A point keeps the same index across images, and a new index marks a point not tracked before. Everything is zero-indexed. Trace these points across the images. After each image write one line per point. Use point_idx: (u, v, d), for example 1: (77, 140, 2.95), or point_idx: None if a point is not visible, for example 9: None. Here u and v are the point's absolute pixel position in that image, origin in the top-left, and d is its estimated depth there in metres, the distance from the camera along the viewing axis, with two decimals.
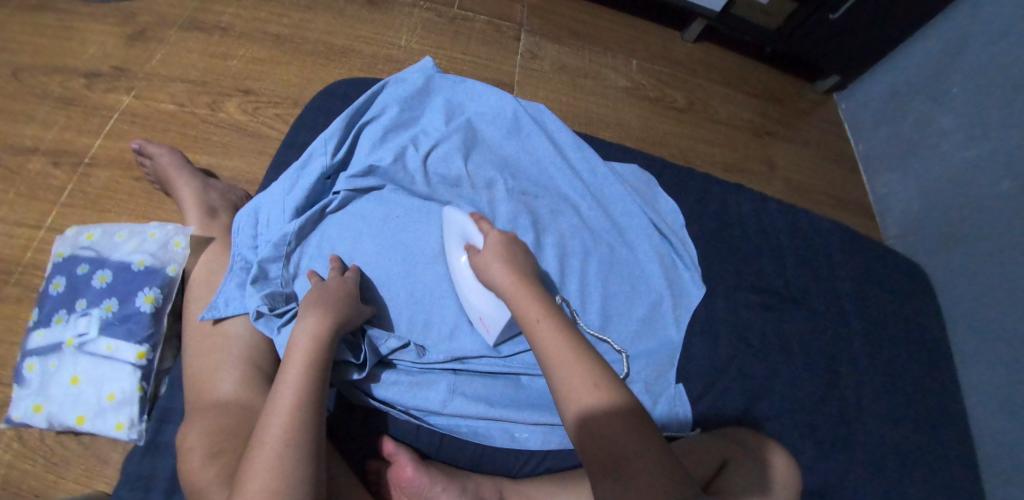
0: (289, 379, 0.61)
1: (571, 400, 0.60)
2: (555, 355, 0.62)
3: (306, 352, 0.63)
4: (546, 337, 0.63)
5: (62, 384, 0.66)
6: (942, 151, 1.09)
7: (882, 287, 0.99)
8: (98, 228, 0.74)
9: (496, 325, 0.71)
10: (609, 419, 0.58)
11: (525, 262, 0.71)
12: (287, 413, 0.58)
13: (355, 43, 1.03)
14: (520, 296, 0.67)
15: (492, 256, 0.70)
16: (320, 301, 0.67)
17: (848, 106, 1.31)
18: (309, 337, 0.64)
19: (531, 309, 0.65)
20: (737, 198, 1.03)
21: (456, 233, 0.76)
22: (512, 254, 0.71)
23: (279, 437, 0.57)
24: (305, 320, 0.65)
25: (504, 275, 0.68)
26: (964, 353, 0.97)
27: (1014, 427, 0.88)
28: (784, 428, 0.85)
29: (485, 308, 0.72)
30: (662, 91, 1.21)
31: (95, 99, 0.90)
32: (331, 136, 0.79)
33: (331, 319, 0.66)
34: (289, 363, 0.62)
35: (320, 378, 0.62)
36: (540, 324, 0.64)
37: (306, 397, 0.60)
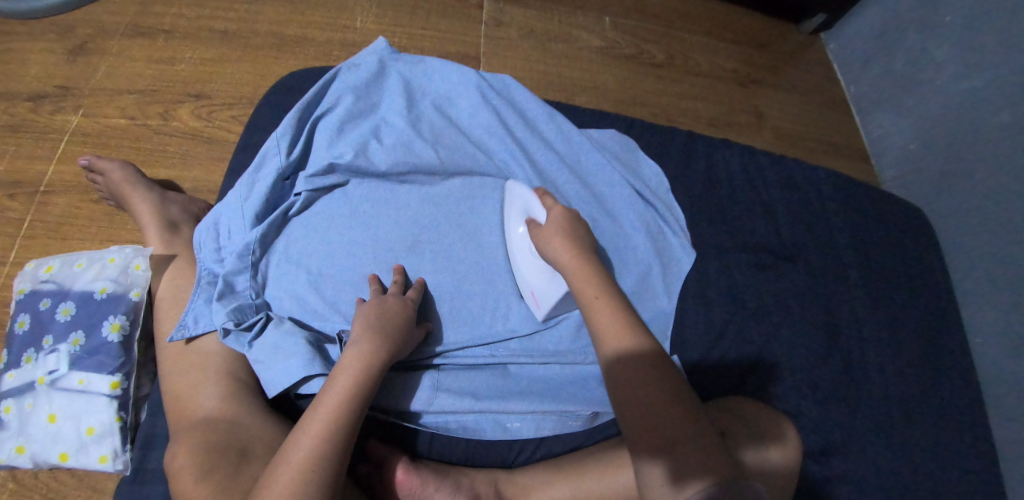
0: (329, 401, 0.59)
1: (621, 378, 0.60)
2: (610, 333, 0.62)
3: (352, 377, 0.61)
4: (605, 314, 0.63)
5: (40, 423, 0.65)
6: (938, 85, 1.04)
7: (881, 232, 0.95)
8: (57, 259, 0.72)
9: (547, 300, 0.72)
10: (654, 390, 0.58)
11: (585, 238, 0.70)
12: (316, 438, 0.57)
13: (307, 31, 0.98)
14: (580, 273, 0.66)
15: (553, 230, 0.70)
16: (375, 323, 0.65)
17: (835, 44, 1.25)
18: (359, 362, 0.62)
19: (590, 288, 0.65)
20: (724, 154, 0.99)
21: (519, 207, 0.76)
22: (572, 227, 0.70)
23: (305, 462, 0.56)
24: (357, 342, 0.63)
25: (565, 252, 0.68)
26: (968, 293, 0.94)
27: (1020, 364, 0.86)
28: (785, 389, 0.84)
29: (539, 282, 0.72)
30: (638, 47, 1.14)
31: (43, 122, 0.86)
32: (284, 134, 0.75)
33: (382, 344, 0.64)
34: (332, 385, 0.60)
35: (359, 407, 0.60)
36: (598, 302, 0.64)
37: (340, 425, 0.58)
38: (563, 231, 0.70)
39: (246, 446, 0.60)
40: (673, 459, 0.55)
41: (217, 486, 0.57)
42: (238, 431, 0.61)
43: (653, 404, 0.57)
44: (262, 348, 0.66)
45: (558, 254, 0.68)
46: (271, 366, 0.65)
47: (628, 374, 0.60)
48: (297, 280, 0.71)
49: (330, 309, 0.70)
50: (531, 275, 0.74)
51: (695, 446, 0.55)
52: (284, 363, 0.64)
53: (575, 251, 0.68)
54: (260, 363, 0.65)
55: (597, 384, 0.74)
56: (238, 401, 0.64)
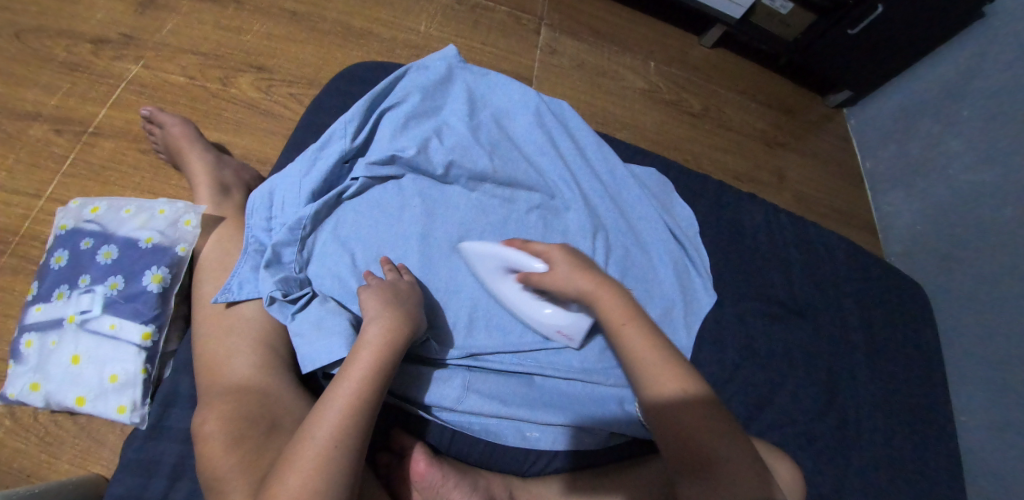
0: (353, 375, 0.59)
1: (659, 399, 0.62)
2: (644, 358, 0.64)
3: (375, 354, 0.61)
4: (635, 338, 0.65)
5: (63, 363, 0.64)
6: (949, 175, 1.10)
7: (886, 304, 1.00)
8: (103, 202, 0.72)
9: (579, 331, 0.73)
10: (690, 413, 0.61)
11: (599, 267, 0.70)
12: (342, 412, 0.57)
13: (373, 25, 1.00)
14: (606, 299, 0.67)
15: (563, 268, 0.69)
16: (392, 303, 0.65)
17: (857, 122, 1.32)
18: (382, 339, 0.62)
19: (616, 314, 0.66)
20: (751, 206, 1.03)
21: (497, 263, 0.74)
22: (584, 263, 0.70)
23: (330, 436, 0.55)
24: (377, 320, 0.63)
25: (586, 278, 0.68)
26: (958, 374, 0.99)
27: (1001, 447, 0.90)
28: (784, 438, 0.87)
29: (563, 319, 0.73)
30: (678, 95, 1.20)
31: (102, 67, 0.86)
32: (352, 119, 0.76)
33: (403, 324, 0.64)
34: (355, 361, 0.60)
35: (382, 384, 0.60)
36: (626, 329, 0.65)
37: (366, 400, 0.58)
38: (577, 266, 0.69)
39: (277, 420, 0.60)
40: (706, 478, 0.57)
41: (245, 455, 0.57)
42: (270, 402, 0.61)
43: (689, 424, 0.60)
44: (304, 321, 0.66)
45: (581, 284, 0.68)
46: (311, 341, 0.64)
47: (665, 396, 0.62)
48: (341, 261, 0.72)
49: None
50: (539, 316, 0.73)
51: (733, 463, 0.58)
52: (325, 340, 0.64)
53: (598, 280, 0.68)
54: (299, 336, 0.65)
55: (616, 405, 0.74)
56: (272, 372, 0.63)
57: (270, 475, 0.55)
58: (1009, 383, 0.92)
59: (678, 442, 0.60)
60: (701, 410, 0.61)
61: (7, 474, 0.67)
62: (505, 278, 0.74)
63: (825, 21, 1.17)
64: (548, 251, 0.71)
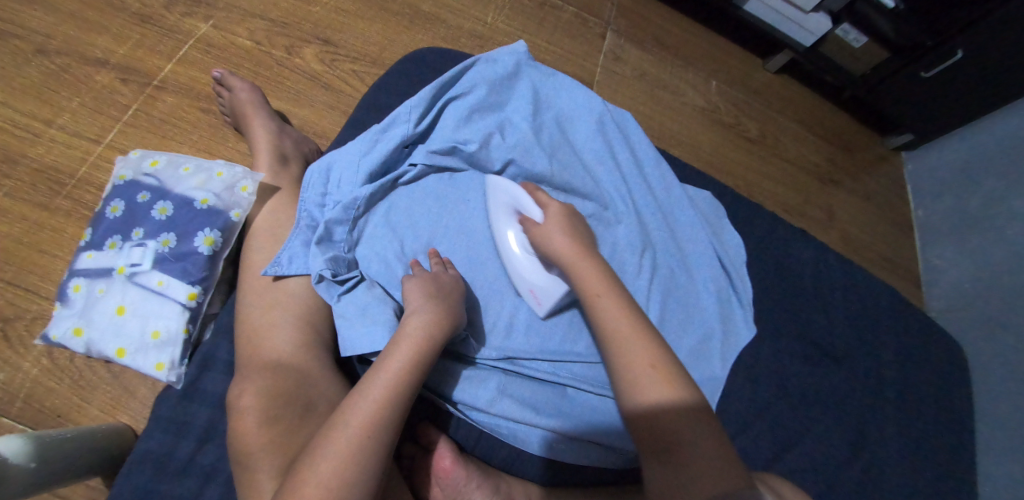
0: (391, 367, 0.59)
1: (632, 385, 0.61)
2: (617, 332, 0.64)
3: (415, 347, 0.60)
4: (608, 311, 0.64)
5: (108, 312, 0.64)
6: (1006, 235, 1.05)
7: (926, 360, 0.97)
8: (164, 156, 0.72)
9: (550, 298, 0.71)
10: (666, 405, 0.60)
11: (586, 236, 0.71)
12: (377, 403, 0.56)
13: (442, 11, 0.99)
14: (585, 268, 0.68)
15: (552, 228, 0.70)
16: (436, 297, 0.65)
17: (914, 167, 1.29)
18: (424, 333, 0.61)
19: (593, 284, 0.66)
20: (800, 241, 1.00)
21: (506, 203, 0.75)
22: (573, 226, 0.71)
23: (363, 425, 0.55)
24: (420, 312, 0.63)
25: (566, 246, 0.69)
26: (988, 439, 0.97)
27: None
28: (805, 481, 0.85)
29: (540, 279, 0.72)
30: (736, 117, 1.17)
31: (172, 21, 0.85)
32: (418, 104, 0.76)
33: (445, 320, 0.63)
34: (395, 351, 0.60)
35: (419, 377, 0.60)
36: (599, 299, 0.66)
37: (401, 393, 0.58)
38: (566, 227, 0.70)
39: (312, 402, 0.60)
40: (677, 467, 0.58)
41: (280, 435, 0.57)
42: (308, 384, 0.61)
43: (664, 410, 0.60)
44: (349, 304, 0.66)
45: (562, 248, 0.69)
46: (355, 327, 0.64)
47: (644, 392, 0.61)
48: (389, 246, 0.71)
49: None
50: (520, 271, 0.73)
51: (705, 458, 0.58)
52: (369, 329, 0.64)
53: (577, 249, 0.68)
54: (343, 318, 0.65)
55: None
56: (312, 351, 0.63)
57: (301, 457, 0.55)
58: None
59: (647, 431, 0.60)
60: (681, 410, 0.60)
61: (39, 413, 0.68)
62: (505, 224, 0.74)
63: (898, 59, 1.14)
64: (547, 205, 0.73)
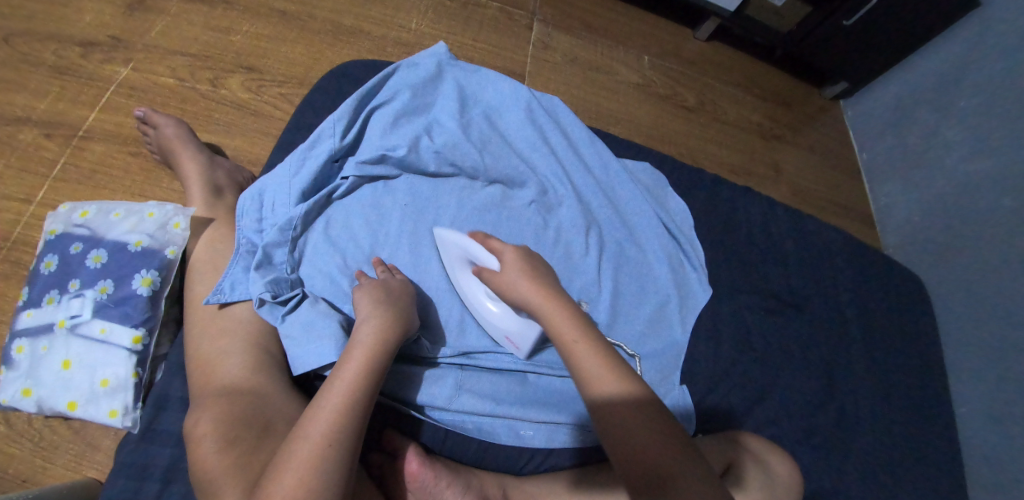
0: (346, 375, 0.59)
1: (607, 417, 0.58)
2: (591, 372, 0.59)
3: (367, 353, 0.61)
4: (584, 354, 0.60)
5: (53, 367, 0.63)
6: (947, 165, 1.10)
7: (883, 297, 1.00)
8: (93, 205, 0.71)
9: (525, 342, 0.70)
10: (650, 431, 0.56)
11: (549, 276, 0.66)
12: (336, 411, 0.56)
13: (365, 23, 1.00)
14: (554, 315, 0.63)
15: (514, 275, 0.65)
16: (384, 302, 0.65)
17: (852, 114, 1.32)
18: (374, 338, 0.62)
19: (566, 330, 0.61)
20: (746, 200, 1.03)
21: (459, 254, 0.72)
22: (535, 269, 0.66)
23: (323, 437, 0.55)
24: (368, 321, 0.63)
25: (534, 292, 0.64)
26: (956, 363, 1.00)
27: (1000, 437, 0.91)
28: (782, 431, 0.87)
29: (511, 327, 0.70)
30: (672, 89, 1.19)
31: (91, 69, 0.85)
32: (340, 118, 0.76)
33: (395, 323, 0.64)
34: (347, 362, 0.60)
35: (375, 384, 0.60)
36: (579, 346, 0.60)
37: (358, 399, 0.58)
38: (524, 271, 0.66)
39: (269, 422, 0.60)
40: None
41: (239, 457, 0.57)
42: (263, 404, 0.61)
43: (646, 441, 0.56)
44: (294, 323, 0.66)
45: (529, 296, 0.64)
46: (301, 345, 0.65)
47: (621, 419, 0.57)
48: (332, 261, 0.73)
49: None
50: (493, 319, 0.71)
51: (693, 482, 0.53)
52: (316, 344, 0.65)
53: (544, 294, 0.64)
54: (290, 339, 0.65)
55: None
56: (265, 373, 0.64)
57: (265, 478, 0.54)
58: (1008, 372, 0.92)
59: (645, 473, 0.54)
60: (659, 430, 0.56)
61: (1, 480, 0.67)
62: (468, 275, 0.72)
63: (819, 13, 1.17)
64: (505, 252, 0.68)
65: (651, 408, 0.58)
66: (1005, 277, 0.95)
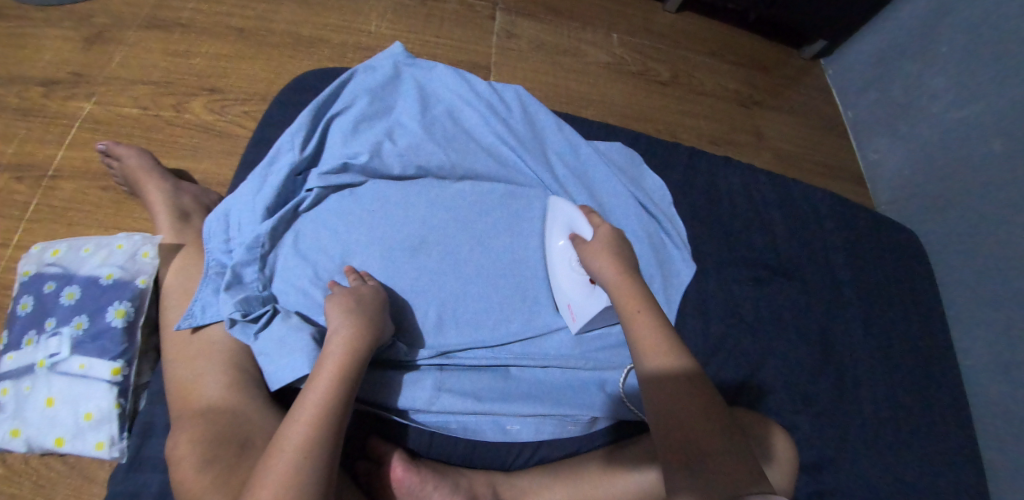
0: (318, 387, 0.59)
1: (655, 387, 0.59)
2: (650, 343, 0.61)
3: (339, 363, 0.61)
4: (640, 325, 0.63)
5: (39, 406, 0.64)
6: (933, 114, 1.09)
7: (874, 255, 0.99)
8: (64, 243, 0.72)
9: (583, 315, 0.73)
10: (687, 401, 0.58)
11: (630, 254, 0.70)
12: (309, 423, 0.57)
13: (324, 32, 0.99)
14: (623, 287, 0.66)
15: (600, 246, 0.70)
16: (353, 311, 0.65)
17: (835, 72, 1.31)
18: (346, 348, 0.62)
19: (631, 299, 0.64)
20: (725, 168, 1.01)
21: (563, 222, 0.77)
22: (619, 245, 0.70)
23: (298, 447, 0.55)
24: (339, 331, 0.63)
25: (611, 267, 0.68)
26: (959, 315, 0.98)
27: (1010, 385, 0.90)
28: (783, 401, 0.86)
29: (578, 298, 0.74)
30: (645, 64, 1.17)
31: (54, 108, 0.85)
32: (298, 130, 0.76)
33: (365, 331, 0.64)
34: (320, 373, 0.60)
35: (348, 392, 0.60)
36: (639, 316, 0.63)
37: (332, 409, 0.58)
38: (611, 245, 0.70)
39: (249, 437, 0.61)
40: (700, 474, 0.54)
41: (217, 475, 0.58)
42: (241, 422, 0.62)
43: (688, 415, 0.57)
44: (267, 340, 0.66)
45: (605, 268, 0.68)
46: (275, 360, 0.65)
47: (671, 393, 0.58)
48: (303, 274, 0.73)
49: None
50: (565, 287, 0.75)
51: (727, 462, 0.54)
52: (289, 358, 0.65)
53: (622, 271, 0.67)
54: (264, 355, 0.66)
55: (596, 390, 0.76)
56: (243, 390, 0.64)
57: (244, 493, 0.55)
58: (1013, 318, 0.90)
59: (675, 435, 0.57)
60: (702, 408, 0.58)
61: None
62: (559, 239, 0.76)
63: None
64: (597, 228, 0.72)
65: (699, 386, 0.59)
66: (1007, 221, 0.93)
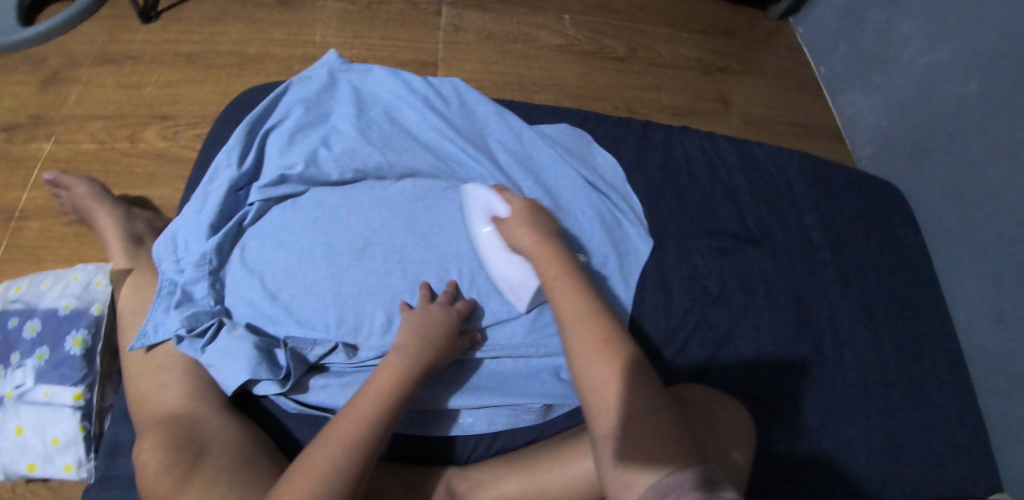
0: (371, 393, 0.63)
1: (576, 355, 0.60)
2: (569, 308, 0.62)
3: (395, 375, 0.64)
4: (560, 292, 0.64)
5: (8, 435, 0.68)
6: (905, 61, 1.05)
7: (847, 212, 0.95)
8: (25, 279, 0.76)
9: (528, 290, 0.74)
10: (605, 365, 0.58)
11: (549, 226, 0.72)
12: (357, 422, 0.60)
13: (270, 47, 1.01)
14: (543, 257, 0.68)
15: (517, 222, 0.72)
16: (419, 328, 0.69)
17: (804, 29, 1.27)
18: (405, 362, 0.66)
19: (550, 269, 0.66)
20: (683, 139, 0.99)
21: (480, 207, 0.78)
22: (535, 219, 0.72)
23: (342, 443, 0.59)
24: (403, 346, 0.67)
25: (528, 240, 0.70)
26: (948, 266, 0.93)
27: (1004, 334, 0.85)
28: (759, 371, 0.82)
29: (516, 275, 0.75)
30: (599, 42, 1.15)
31: (17, 151, 0.89)
32: (234, 147, 0.79)
33: (425, 351, 0.67)
34: (376, 380, 0.64)
35: (395, 407, 0.63)
36: (558, 283, 0.65)
37: (379, 415, 0.61)
38: (524, 222, 0.72)
39: (210, 446, 0.63)
40: (622, 436, 0.55)
41: (174, 482, 0.60)
42: (200, 429, 0.64)
43: (609, 378, 0.57)
44: (214, 352, 0.69)
45: (524, 242, 0.70)
46: (222, 370, 0.68)
47: (588, 354, 0.59)
48: (252, 287, 0.74)
49: (284, 314, 0.73)
50: (499, 268, 0.76)
51: (648, 420, 0.55)
52: (233, 367, 0.68)
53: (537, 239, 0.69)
54: (213, 366, 0.68)
55: (547, 376, 0.76)
56: (202, 401, 0.67)
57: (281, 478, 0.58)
58: (1004, 264, 0.86)
59: (598, 400, 0.57)
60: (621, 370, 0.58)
61: None
62: (481, 225, 0.77)
63: None
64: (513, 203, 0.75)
65: (620, 345, 0.60)
66: (992, 162, 0.89)
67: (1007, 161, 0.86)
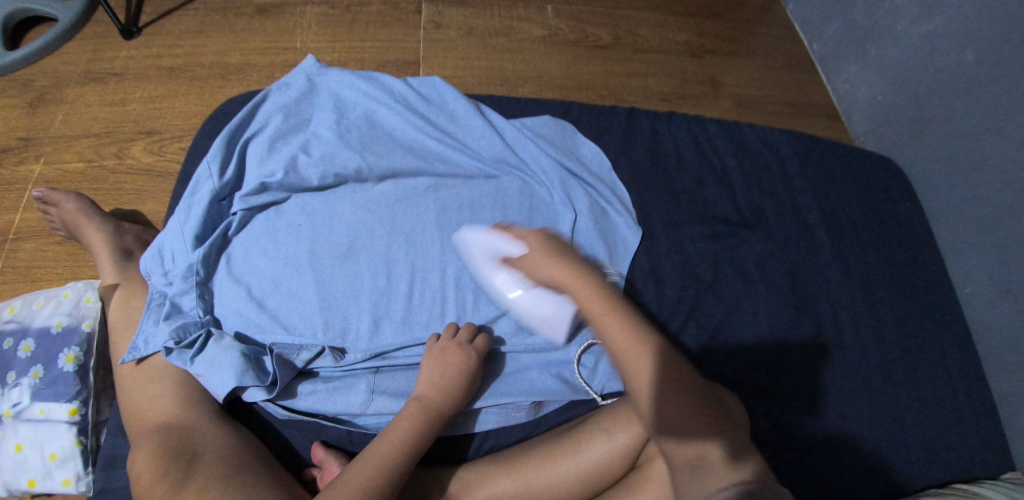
0: (392, 440, 0.63)
1: (648, 403, 0.53)
2: (625, 350, 0.55)
3: (413, 422, 0.65)
4: (613, 332, 0.55)
5: (6, 453, 0.69)
6: (897, 32, 1.02)
7: (842, 190, 0.93)
8: (18, 300, 0.77)
9: (562, 323, 0.73)
10: (677, 405, 0.53)
11: (575, 252, 0.60)
12: (376, 469, 0.60)
13: (251, 56, 1.02)
14: (582, 290, 0.56)
15: (541, 255, 0.59)
16: (439, 375, 0.69)
17: (794, 5, 1.24)
18: (423, 412, 0.66)
19: (598, 306, 0.56)
20: (670, 125, 0.98)
21: (485, 251, 0.73)
22: (563, 249, 0.59)
23: (360, 489, 0.58)
24: (423, 393, 0.68)
25: (562, 272, 0.57)
26: (949, 240, 0.91)
27: (1010, 306, 0.83)
28: (756, 357, 0.81)
29: (546, 311, 0.72)
30: (583, 31, 1.14)
31: (8, 174, 0.91)
32: (214, 158, 0.79)
33: (443, 401, 0.68)
34: (397, 427, 0.65)
35: (411, 456, 0.63)
36: (607, 320, 0.56)
37: (396, 462, 0.62)
38: (552, 254, 0.58)
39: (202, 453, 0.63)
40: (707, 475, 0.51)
41: (168, 489, 0.60)
42: (193, 437, 0.65)
43: (682, 417, 0.53)
44: (201, 362, 0.69)
45: (557, 274, 0.57)
46: (210, 379, 0.68)
47: (662, 399, 0.53)
48: (239, 296, 0.75)
49: (270, 321, 0.74)
50: (522, 309, 0.73)
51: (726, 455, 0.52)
52: (221, 375, 0.68)
53: (575, 272, 0.57)
54: (201, 376, 0.69)
55: (537, 371, 0.76)
56: (194, 409, 0.68)
57: None
58: (1007, 235, 0.83)
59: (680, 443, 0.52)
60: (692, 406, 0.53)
61: None
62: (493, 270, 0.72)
63: None
64: (526, 237, 0.61)
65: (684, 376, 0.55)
66: (990, 129, 0.86)
67: (1006, 129, 0.84)
